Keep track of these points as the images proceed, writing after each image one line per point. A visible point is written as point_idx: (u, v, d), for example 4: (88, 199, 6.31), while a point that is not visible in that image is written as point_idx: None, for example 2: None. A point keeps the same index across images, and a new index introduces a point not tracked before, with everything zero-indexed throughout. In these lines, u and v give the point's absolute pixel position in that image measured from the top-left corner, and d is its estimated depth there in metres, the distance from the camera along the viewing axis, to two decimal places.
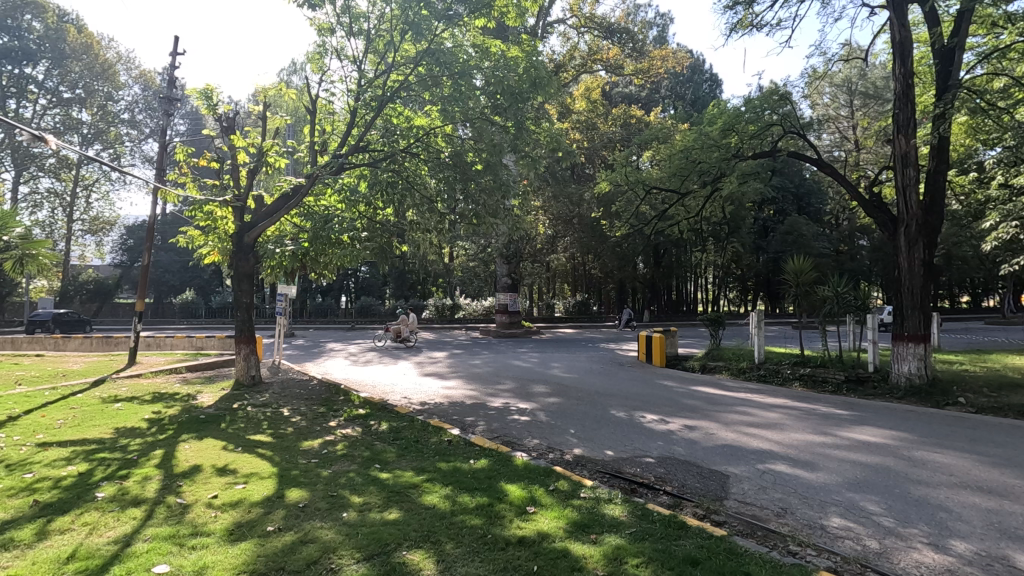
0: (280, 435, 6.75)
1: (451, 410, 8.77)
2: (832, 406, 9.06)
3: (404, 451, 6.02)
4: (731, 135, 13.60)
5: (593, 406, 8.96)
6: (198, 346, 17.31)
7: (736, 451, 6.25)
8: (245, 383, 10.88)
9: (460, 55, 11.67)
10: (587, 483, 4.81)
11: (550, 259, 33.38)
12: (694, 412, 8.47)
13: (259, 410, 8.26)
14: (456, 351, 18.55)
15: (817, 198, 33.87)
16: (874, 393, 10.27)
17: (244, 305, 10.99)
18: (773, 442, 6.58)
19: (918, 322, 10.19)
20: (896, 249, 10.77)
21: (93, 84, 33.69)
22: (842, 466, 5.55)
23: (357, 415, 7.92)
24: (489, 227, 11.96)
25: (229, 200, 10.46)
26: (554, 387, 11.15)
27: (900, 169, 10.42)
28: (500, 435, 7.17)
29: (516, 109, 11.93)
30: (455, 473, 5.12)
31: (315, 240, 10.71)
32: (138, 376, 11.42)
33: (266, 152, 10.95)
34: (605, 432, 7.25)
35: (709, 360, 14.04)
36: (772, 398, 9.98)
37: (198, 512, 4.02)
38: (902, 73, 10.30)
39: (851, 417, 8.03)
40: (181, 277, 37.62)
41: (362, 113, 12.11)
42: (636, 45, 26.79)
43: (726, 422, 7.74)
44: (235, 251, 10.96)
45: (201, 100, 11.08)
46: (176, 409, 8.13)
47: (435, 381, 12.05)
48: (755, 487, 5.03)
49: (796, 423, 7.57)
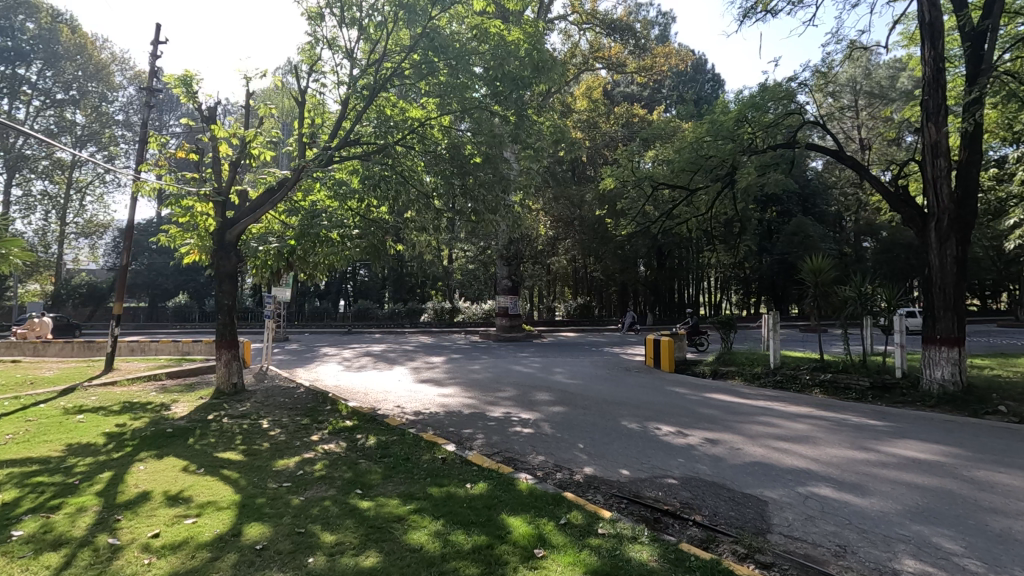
0: (252, 452, 5.99)
1: (446, 421, 7.98)
2: (863, 415, 8.29)
3: (391, 472, 5.28)
4: (746, 126, 12.90)
5: (602, 417, 8.21)
6: (184, 351, 16.56)
7: (772, 470, 5.48)
8: (226, 391, 10.12)
9: (459, 40, 10.95)
10: (604, 515, 4.07)
11: (550, 261, 32.56)
12: (713, 423, 7.71)
13: (235, 422, 7.49)
14: (455, 356, 17.79)
15: (822, 198, 33.18)
16: (903, 401, 9.57)
17: (226, 306, 10.19)
18: (808, 459, 5.82)
19: (951, 324, 9.46)
20: (926, 246, 10.01)
21: (88, 85, 33.14)
22: (899, 490, 4.78)
23: (344, 428, 7.18)
24: (489, 224, 11.28)
25: (209, 195, 9.72)
26: (558, 394, 10.40)
27: (929, 160, 9.70)
28: (500, 451, 6.43)
29: (516, 97, 11.15)
30: (449, 502, 4.34)
31: (302, 238, 9.96)
32: (112, 384, 10.63)
33: (249, 143, 10.19)
34: (618, 447, 6.53)
35: (721, 366, 13.29)
36: (795, 407, 9.20)
37: (128, 560, 3.25)
38: (933, 55, 9.56)
39: (888, 428, 7.26)
40: (175, 280, 36.82)
41: (355, 104, 11.39)
42: (637, 40, 26.04)
43: (749, 434, 6.98)
44: (215, 249, 10.23)
45: (179, 87, 10.38)
46: (143, 421, 7.36)
47: (432, 388, 11.30)
48: (801, 517, 4.28)
49: (830, 436, 6.80)
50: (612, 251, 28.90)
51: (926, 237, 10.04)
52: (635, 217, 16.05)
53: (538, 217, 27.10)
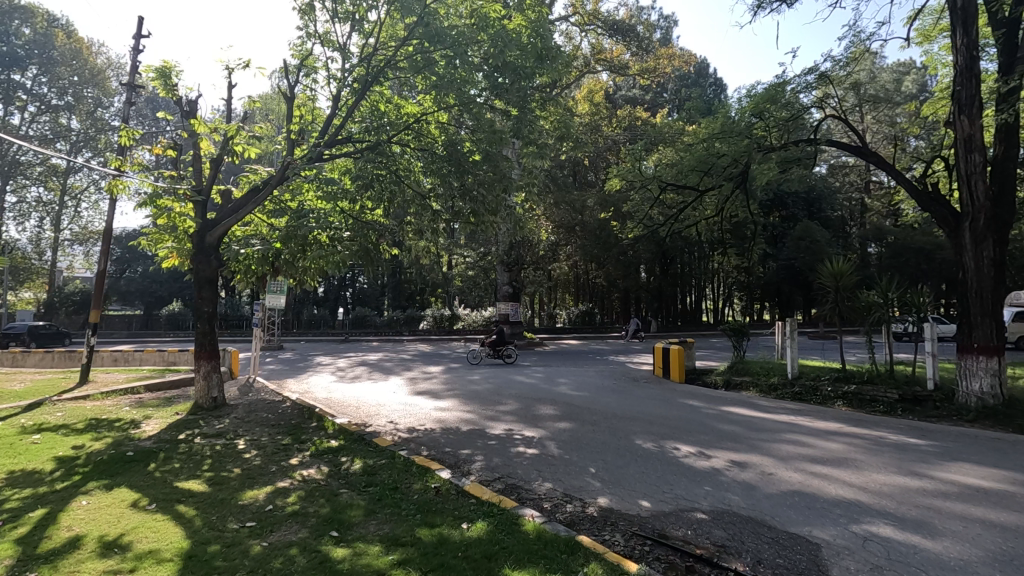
0: (219, 480, 5.26)
1: (442, 440, 7.25)
2: (901, 432, 7.54)
3: (375, 506, 4.54)
4: (761, 123, 12.26)
5: (613, 434, 7.47)
6: (171, 361, 15.82)
7: (817, 502, 4.74)
8: (204, 406, 9.40)
9: (458, 31, 10.19)
10: (626, 569, 3.36)
11: (551, 267, 31.86)
12: (737, 442, 6.99)
13: (207, 442, 6.76)
14: (454, 366, 17.02)
15: (829, 203, 32.49)
16: (938, 415, 8.88)
17: (205, 315, 9.45)
18: (856, 487, 5.10)
19: (989, 332, 8.79)
20: (959, 247, 9.30)
21: (84, 91, 32.24)
22: (973, 530, 4.07)
23: (327, 449, 6.45)
24: (490, 226, 10.50)
25: (188, 194, 9.01)
26: (563, 408, 9.66)
27: (962, 155, 9.00)
28: (501, 477, 5.72)
29: (519, 90, 10.32)
30: (441, 550, 3.61)
31: (287, 241, 9.23)
32: (83, 397, 9.88)
33: (231, 139, 9.52)
34: (633, 471, 5.81)
35: (733, 376, 12.53)
36: (824, 422, 8.44)
37: None
38: (965, 43, 8.90)
39: (933, 448, 6.54)
40: (171, 287, 36.15)
41: (348, 100, 10.72)
42: (640, 42, 25.45)
43: (780, 456, 6.24)
44: (194, 253, 9.50)
45: (157, 79, 9.71)
46: (104, 441, 6.64)
47: (428, 401, 10.56)
48: (866, 568, 3.56)
49: (871, 458, 6.07)
50: (616, 256, 28.28)
51: (960, 239, 9.33)
52: (641, 221, 15.38)
53: (539, 223, 26.47)
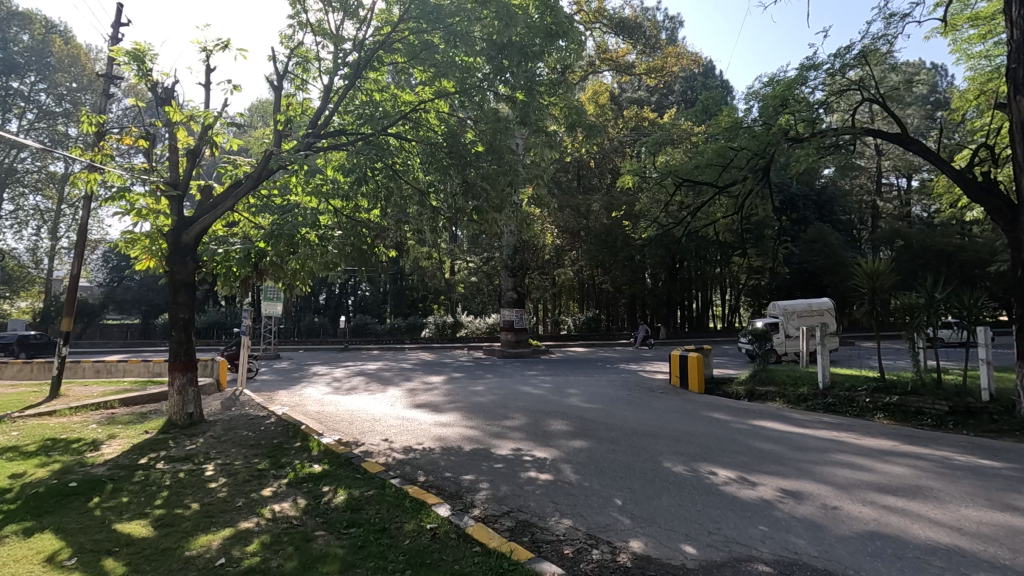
0: (171, 519, 4.36)
1: (441, 463, 6.31)
2: (969, 453, 6.54)
3: (354, 557, 3.63)
4: (785, 113, 11.34)
5: (636, 456, 6.51)
6: (156, 372, 14.89)
7: (906, 548, 3.80)
8: (178, 423, 8.50)
9: (458, 11, 9.36)
10: None
11: (556, 272, 30.48)
12: (782, 465, 6.02)
13: (172, 468, 5.86)
14: (456, 376, 16.06)
15: (840, 206, 31.62)
16: (996, 430, 7.96)
17: (182, 322, 8.56)
18: (949, 527, 4.14)
19: None
20: (1018, 242, 8.38)
21: (82, 97, 31.49)
22: None
23: (308, 476, 5.54)
24: (495, 225, 9.54)
25: (161, 186, 8.15)
26: (576, 423, 8.72)
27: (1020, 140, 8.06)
28: (511, 511, 4.79)
29: (527, 73, 9.39)
30: None
31: (271, 240, 8.31)
32: (49, 413, 9.01)
33: (210, 127, 8.67)
34: (670, 504, 4.86)
35: (757, 385, 11.54)
36: (873, 439, 7.46)
37: None
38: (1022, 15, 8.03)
39: (1014, 473, 5.59)
40: (167, 296, 35.23)
41: (340, 88, 9.91)
42: (646, 40, 24.74)
43: (838, 484, 5.29)
44: (169, 253, 8.60)
45: (131, 62, 8.88)
46: (51, 468, 5.75)
47: (427, 415, 9.61)
48: None
49: (948, 487, 5.11)
50: (623, 262, 27.53)
51: (1019, 232, 8.42)
52: (653, 220, 14.44)
53: (543, 226, 25.65)
